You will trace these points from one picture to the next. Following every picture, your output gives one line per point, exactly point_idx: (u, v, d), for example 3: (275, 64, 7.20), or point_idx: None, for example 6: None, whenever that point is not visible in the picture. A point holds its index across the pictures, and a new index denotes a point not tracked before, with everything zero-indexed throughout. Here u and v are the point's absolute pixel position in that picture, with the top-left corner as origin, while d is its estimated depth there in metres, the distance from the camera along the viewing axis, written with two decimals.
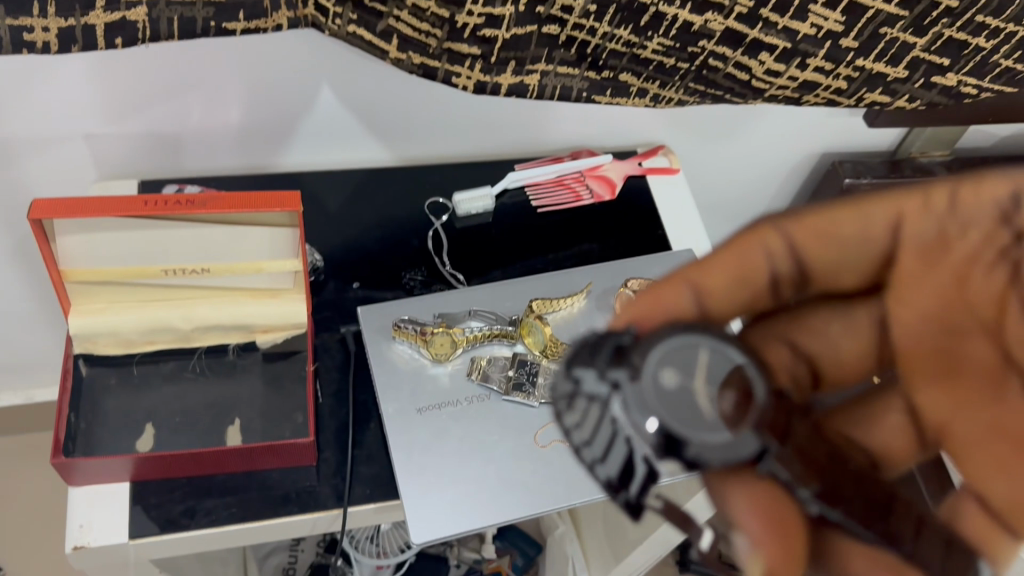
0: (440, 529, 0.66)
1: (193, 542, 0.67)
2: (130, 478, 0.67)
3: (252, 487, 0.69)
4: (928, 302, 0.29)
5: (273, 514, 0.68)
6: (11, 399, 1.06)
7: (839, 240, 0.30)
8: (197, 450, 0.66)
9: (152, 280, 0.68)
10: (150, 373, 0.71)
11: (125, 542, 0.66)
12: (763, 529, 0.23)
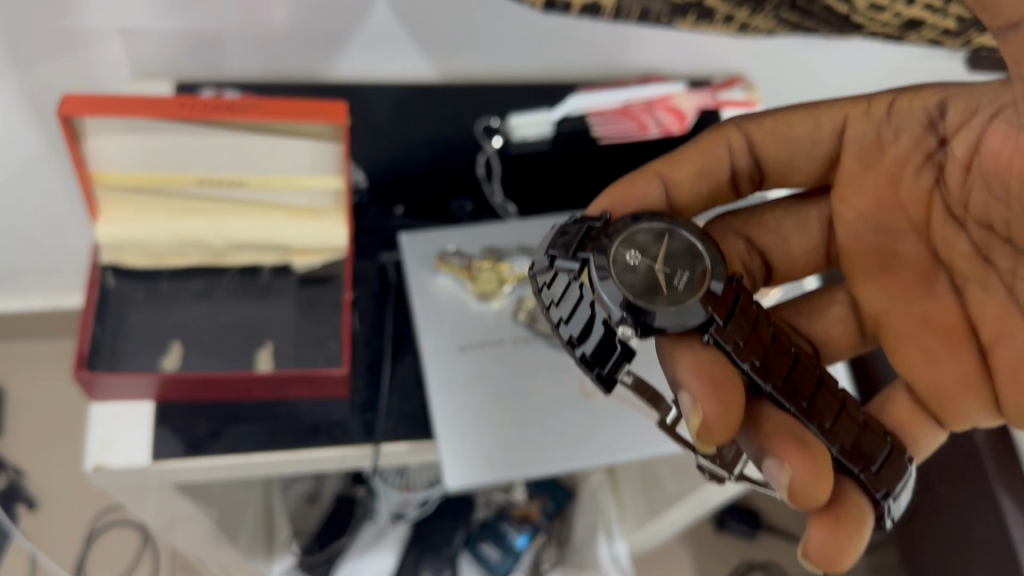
0: (477, 474, 0.63)
1: (215, 470, 0.64)
2: (154, 398, 0.63)
3: (279, 416, 0.65)
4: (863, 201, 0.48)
5: (302, 446, 0.64)
6: (38, 303, 1.01)
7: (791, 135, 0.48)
8: (226, 374, 0.62)
9: (185, 189, 0.63)
10: (179, 289, 0.67)
11: (146, 466, 0.61)
12: (701, 384, 0.39)
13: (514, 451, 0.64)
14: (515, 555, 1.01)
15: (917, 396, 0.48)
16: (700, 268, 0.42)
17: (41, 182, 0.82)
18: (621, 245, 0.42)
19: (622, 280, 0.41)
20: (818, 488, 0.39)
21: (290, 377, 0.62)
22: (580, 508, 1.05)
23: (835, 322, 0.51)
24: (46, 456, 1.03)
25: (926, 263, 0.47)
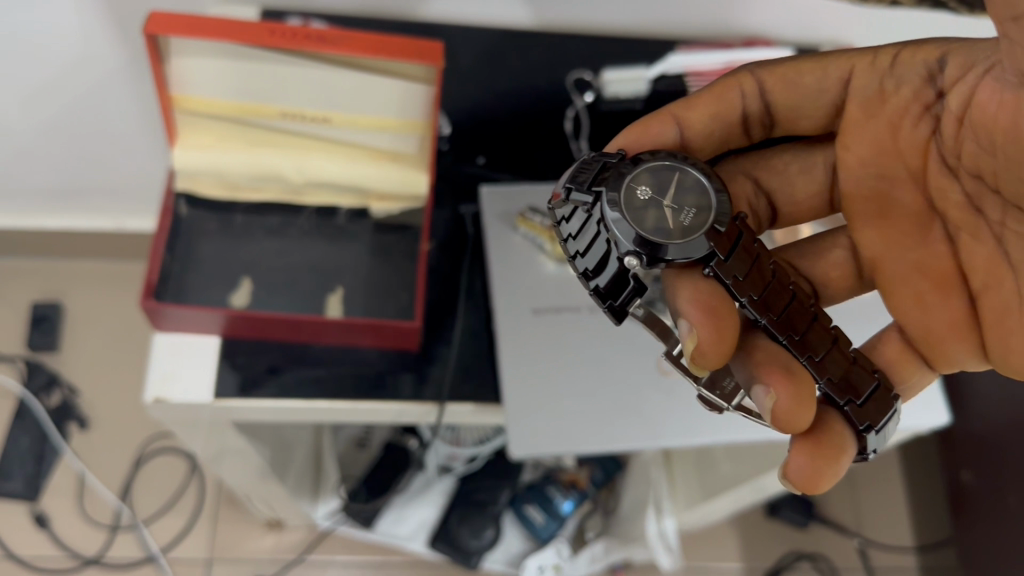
0: (542, 444, 0.60)
1: (277, 413, 0.62)
2: (220, 334, 0.61)
3: (347, 363, 0.63)
4: (865, 147, 0.46)
5: (366, 397, 0.62)
6: (102, 224, 1.01)
7: (802, 85, 0.47)
8: (296, 316, 0.60)
9: (266, 122, 0.60)
10: (253, 224, 0.65)
11: (208, 403, 0.60)
12: (699, 311, 0.39)
13: (581, 423, 0.61)
14: (560, 520, 1.00)
15: (907, 338, 0.47)
16: (703, 200, 0.41)
17: (117, 98, 0.81)
18: (632, 180, 0.41)
19: (632, 216, 0.40)
20: (802, 414, 0.38)
21: (364, 325, 0.60)
22: (630, 480, 1.02)
23: (834, 265, 0.49)
24: (101, 377, 1.04)
25: (923, 211, 0.46)
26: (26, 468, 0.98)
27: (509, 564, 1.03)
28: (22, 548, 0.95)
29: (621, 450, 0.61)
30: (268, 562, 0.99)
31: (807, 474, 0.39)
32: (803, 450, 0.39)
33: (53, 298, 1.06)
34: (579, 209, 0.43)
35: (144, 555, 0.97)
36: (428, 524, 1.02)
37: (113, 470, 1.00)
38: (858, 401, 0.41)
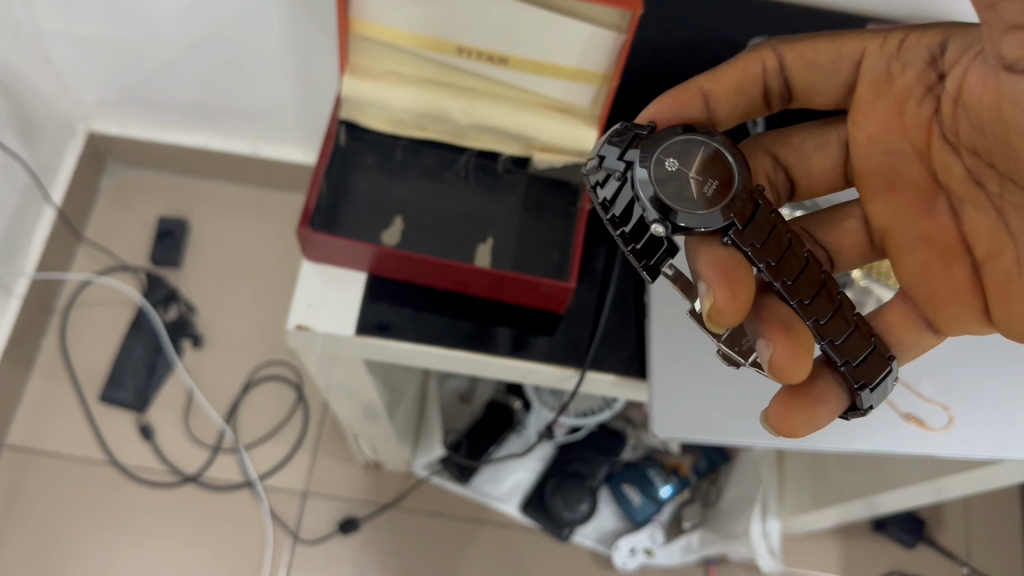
0: (691, 431, 0.54)
1: (416, 357, 0.60)
2: (367, 271, 0.59)
3: (489, 319, 0.59)
4: (875, 125, 0.47)
5: (507, 354, 0.58)
6: (238, 146, 1.05)
7: (818, 63, 0.48)
8: (444, 260, 0.56)
9: (440, 57, 0.57)
10: (410, 162, 0.63)
11: (348, 338, 0.58)
12: (716, 277, 0.40)
13: (743, 417, 0.54)
14: (658, 504, 0.98)
15: (915, 299, 0.46)
16: (724, 172, 0.41)
17: (269, 41, 0.83)
18: (659, 152, 0.40)
19: (662, 188, 0.39)
20: (793, 371, 0.40)
21: (512, 280, 0.56)
22: (734, 475, 1.00)
23: (848, 236, 0.50)
24: (220, 299, 1.09)
25: (927, 183, 0.46)
26: (138, 380, 1.03)
27: (599, 540, 1.01)
28: (127, 458, 1.01)
29: (774, 447, 0.55)
30: (357, 502, 1.01)
31: (782, 423, 0.41)
32: (781, 402, 0.41)
33: (181, 216, 1.12)
34: (607, 175, 0.42)
35: (242, 479, 1.01)
36: (522, 487, 1.02)
37: (220, 391, 1.05)
38: (853, 362, 0.42)
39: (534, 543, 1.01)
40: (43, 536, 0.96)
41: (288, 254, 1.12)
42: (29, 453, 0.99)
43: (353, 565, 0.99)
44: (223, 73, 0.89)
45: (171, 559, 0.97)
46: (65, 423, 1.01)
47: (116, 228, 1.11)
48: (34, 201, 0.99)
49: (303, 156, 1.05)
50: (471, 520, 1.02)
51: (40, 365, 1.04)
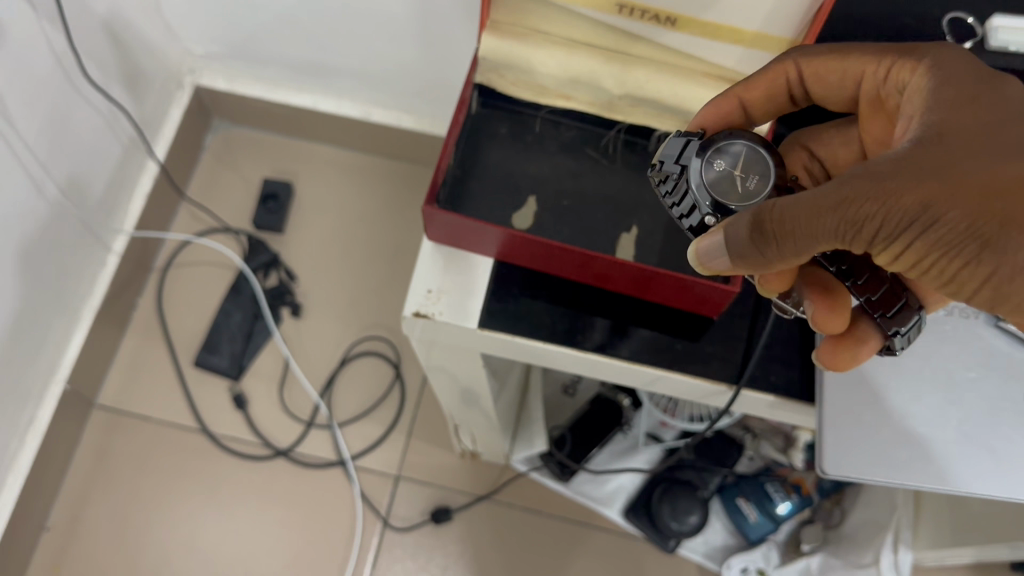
0: (866, 468, 0.45)
1: (545, 356, 0.52)
2: (496, 256, 0.52)
3: (631, 319, 0.52)
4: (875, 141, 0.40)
5: (648, 362, 0.50)
6: (348, 109, 1.00)
7: (822, 83, 0.39)
8: (583, 250, 0.47)
9: (599, 15, 0.49)
10: (548, 135, 0.55)
11: (472, 331, 0.50)
12: None
13: (931, 455, 0.45)
14: (776, 523, 0.90)
15: None
16: (765, 172, 0.38)
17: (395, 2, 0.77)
18: (710, 154, 0.38)
19: (714, 192, 0.37)
20: (835, 326, 0.39)
21: (666, 277, 0.46)
22: (862, 497, 0.89)
23: None
24: (320, 267, 1.05)
25: None
26: (235, 346, 1.00)
27: (708, 555, 0.94)
28: (219, 427, 0.97)
29: (980, 497, 0.44)
30: (451, 491, 0.96)
31: (829, 363, 0.40)
32: (828, 343, 0.40)
33: (287, 179, 1.08)
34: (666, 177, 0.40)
35: (335, 458, 0.96)
36: (626, 490, 0.95)
37: (316, 363, 1.00)
38: (888, 313, 0.38)
39: (633, 550, 0.94)
40: (131, 501, 0.94)
41: (392, 225, 1.07)
42: (122, 414, 0.97)
43: (443, 558, 0.93)
44: (336, 33, 0.84)
45: (258, 535, 0.93)
46: (159, 386, 0.99)
47: (220, 187, 1.08)
48: (138, 156, 0.96)
49: (414, 124, 0.99)
50: (574, 521, 0.96)
51: (137, 325, 1.02)
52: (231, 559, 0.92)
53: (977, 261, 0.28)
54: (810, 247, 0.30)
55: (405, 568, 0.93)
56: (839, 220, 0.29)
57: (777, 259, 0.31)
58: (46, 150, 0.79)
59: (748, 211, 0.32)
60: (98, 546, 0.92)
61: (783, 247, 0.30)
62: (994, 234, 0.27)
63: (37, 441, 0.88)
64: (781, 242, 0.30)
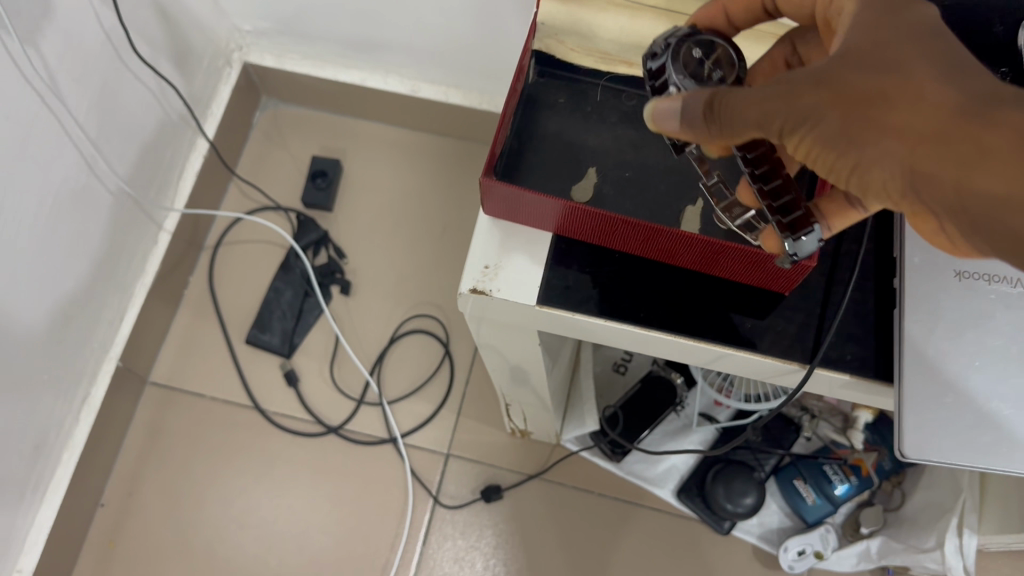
0: (946, 451, 0.44)
1: (604, 334, 0.51)
2: (554, 230, 0.51)
3: (695, 295, 0.50)
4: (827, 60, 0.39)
5: (713, 341, 0.49)
6: (396, 86, 0.99)
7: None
8: (647, 223, 0.46)
9: None
10: (609, 103, 0.53)
11: (531, 308, 0.49)
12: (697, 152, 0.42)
13: (1012, 439, 0.44)
14: (834, 505, 0.88)
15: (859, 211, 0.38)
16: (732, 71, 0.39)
17: None
18: (695, 47, 0.39)
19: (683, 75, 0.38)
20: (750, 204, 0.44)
21: (735, 252, 0.45)
22: (922, 480, 0.86)
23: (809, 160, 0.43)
24: (369, 245, 1.04)
25: None
26: (286, 324, 1.00)
27: (763, 537, 0.92)
28: (271, 404, 0.98)
29: None
30: (502, 469, 0.95)
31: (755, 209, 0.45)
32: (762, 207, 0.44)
33: (336, 157, 1.08)
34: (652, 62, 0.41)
35: (386, 435, 0.96)
36: (679, 470, 0.94)
37: (366, 341, 1.00)
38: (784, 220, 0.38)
39: (685, 529, 0.93)
40: (184, 477, 0.95)
41: (440, 201, 1.06)
42: (175, 391, 0.98)
43: (494, 536, 0.93)
44: (382, 7, 0.83)
45: (310, 511, 0.94)
46: (211, 363, 1.00)
47: (270, 165, 1.08)
48: (188, 133, 0.96)
49: (462, 99, 0.98)
50: (627, 501, 0.94)
51: (189, 303, 1.02)
52: (283, 536, 0.93)
53: (845, 160, 0.30)
54: (735, 134, 0.32)
55: (456, 545, 0.93)
56: (752, 117, 0.31)
57: (716, 137, 0.33)
58: (96, 127, 0.79)
59: (702, 91, 0.33)
60: (152, 521, 0.93)
61: (713, 128, 0.32)
62: (864, 136, 0.29)
63: (92, 417, 0.89)
64: (712, 123, 0.32)
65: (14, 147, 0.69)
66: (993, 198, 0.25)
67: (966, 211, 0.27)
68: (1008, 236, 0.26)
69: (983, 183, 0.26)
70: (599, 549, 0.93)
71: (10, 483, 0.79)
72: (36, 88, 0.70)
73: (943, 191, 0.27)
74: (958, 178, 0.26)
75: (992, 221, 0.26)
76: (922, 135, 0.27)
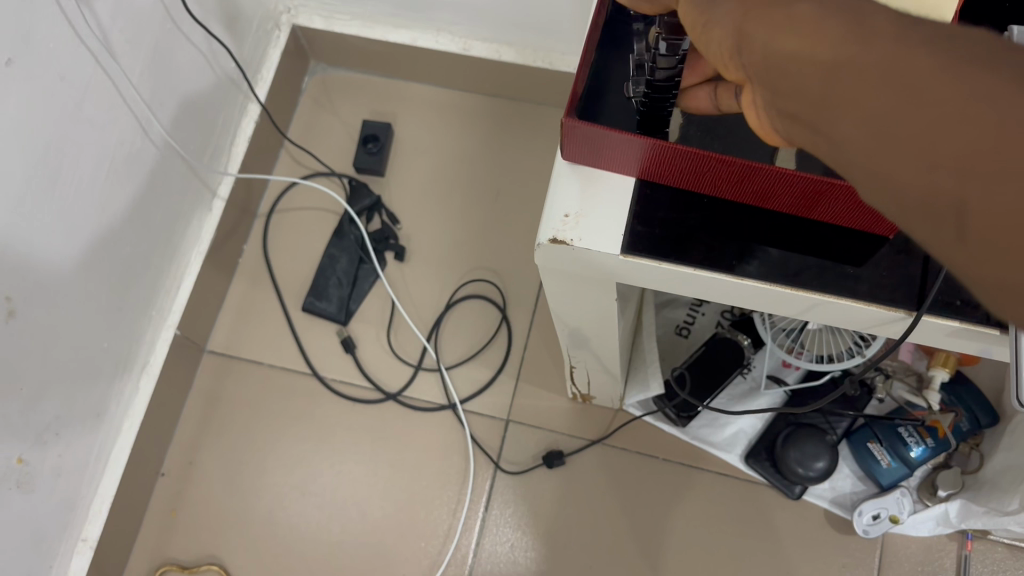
0: None
1: (693, 283, 0.49)
2: (638, 175, 0.48)
3: (791, 241, 0.47)
4: None
5: (813, 288, 0.46)
6: (447, 45, 0.97)
7: None
8: (745, 162, 0.43)
9: None
10: None
11: (616, 258, 0.47)
12: None
13: None
14: (910, 468, 0.85)
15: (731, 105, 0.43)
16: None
17: None
18: None
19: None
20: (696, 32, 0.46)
21: (841, 189, 0.42)
22: (1004, 441, 0.83)
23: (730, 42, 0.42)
24: (422, 210, 1.03)
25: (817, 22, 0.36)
26: (341, 291, 0.99)
27: (836, 501, 0.90)
28: (329, 371, 0.97)
29: None
30: (563, 435, 0.93)
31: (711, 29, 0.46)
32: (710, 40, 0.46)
33: (386, 120, 1.06)
34: None
35: (445, 402, 0.95)
36: (747, 434, 0.91)
37: (422, 306, 0.98)
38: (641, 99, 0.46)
39: (753, 494, 0.91)
40: (243, 446, 0.95)
41: (493, 164, 1.04)
42: (232, 360, 0.98)
43: (556, 503, 0.91)
44: None
45: (370, 479, 0.93)
46: (268, 331, 0.99)
47: (320, 131, 1.06)
48: (239, 98, 0.95)
49: (515, 57, 0.95)
50: (692, 466, 0.92)
51: (243, 271, 1.02)
52: (344, 503, 0.92)
53: (700, 23, 0.34)
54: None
55: (518, 512, 0.91)
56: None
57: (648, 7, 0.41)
58: (149, 91, 0.78)
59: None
60: (213, 490, 0.93)
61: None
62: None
63: (152, 385, 0.89)
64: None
65: (71, 109, 0.68)
66: (788, 57, 0.29)
67: (770, 72, 0.30)
68: (798, 96, 0.29)
69: (782, 42, 0.29)
70: (666, 515, 0.91)
71: (73, 452, 0.79)
72: (90, 47, 0.69)
73: (755, 54, 0.31)
74: (762, 40, 0.30)
75: (786, 81, 0.29)
76: (753, 2, 0.31)
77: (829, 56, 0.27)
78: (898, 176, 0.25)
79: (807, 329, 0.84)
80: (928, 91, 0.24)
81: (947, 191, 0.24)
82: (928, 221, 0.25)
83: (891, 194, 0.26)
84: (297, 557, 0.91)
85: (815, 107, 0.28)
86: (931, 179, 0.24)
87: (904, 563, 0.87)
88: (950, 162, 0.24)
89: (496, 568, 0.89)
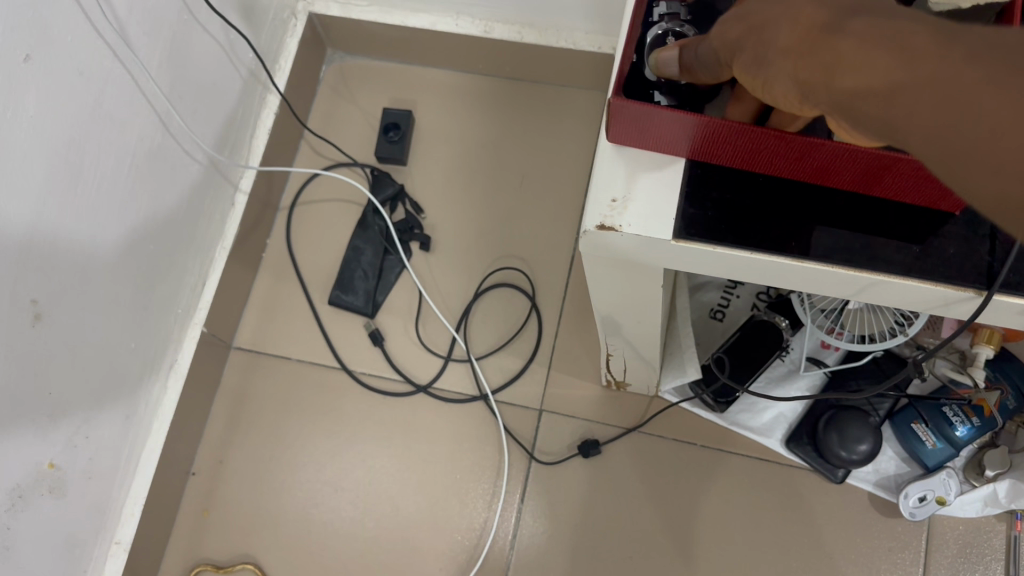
0: None
1: (749, 267, 0.47)
2: (688, 156, 0.46)
3: (850, 221, 0.45)
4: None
5: (877, 271, 0.44)
6: (467, 28, 0.95)
7: None
8: (808, 137, 0.40)
9: None
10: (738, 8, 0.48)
11: (668, 243, 0.45)
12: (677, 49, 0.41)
13: None
14: (956, 448, 0.83)
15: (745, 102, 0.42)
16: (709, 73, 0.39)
17: None
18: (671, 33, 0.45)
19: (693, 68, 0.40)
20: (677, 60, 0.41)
21: (909, 163, 0.39)
22: None
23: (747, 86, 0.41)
24: (446, 198, 1.01)
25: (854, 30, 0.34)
26: (368, 283, 0.97)
27: (881, 483, 0.87)
28: (358, 364, 0.95)
29: None
30: (596, 423, 0.91)
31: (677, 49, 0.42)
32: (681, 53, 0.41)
33: (406, 108, 1.04)
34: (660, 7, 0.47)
35: (476, 393, 0.93)
36: (787, 418, 0.89)
37: (450, 296, 0.97)
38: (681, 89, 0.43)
39: (796, 478, 0.89)
40: (275, 441, 0.94)
41: (517, 149, 1.02)
42: (260, 356, 0.97)
43: (593, 492, 0.90)
44: None
45: (403, 473, 0.92)
46: (295, 325, 0.98)
47: (340, 121, 1.05)
48: (258, 90, 0.93)
49: (537, 38, 0.93)
50: (731, 452, 0.90)
51: (268, 266, 1.01)
52: (379, 496, 0.91)
53: (753, 80, 0.33)
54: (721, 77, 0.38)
55: (555, 502, 0.90)
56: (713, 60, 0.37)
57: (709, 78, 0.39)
58: (169, 84, 0.76)
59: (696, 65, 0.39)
60: (246, 487, 0.92)
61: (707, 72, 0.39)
62: (763, 58, 0.32)
63: (180, 384, 0.87)
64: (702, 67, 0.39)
65: (90, 105, 0.67)
66: (848, 94, 0.28)
67: (837, 105, 0.29)
68: (868, 122, 0.28)
69: (840, 82, 0.28)
70: (707, 500, 0.89)
71: (103, 457, 0.77)
72: (107, 40, 0.67)
73: (821, 93, 0.30)
74: (822, 82, 0.29)
75: (852, 111, 0.29)
76: (796, 47, 0.30)
77: (882, 83, 0.27)
78: (971, 183, 0.25)
79: (848, 309, 0.81)
80: (977, 104, 0.24)
81: (1015, 194, 0.24)
82: (1005, 216, 0.26)
83: (968, 196, 0.26)
84: (333, 552, 0.90)
85: (886, 128, 0.28)
86: (998, 182, 0.25)
87: (951, 545, 0.86)
88: (1014, 168, 0.24)
89: (535, 561, 0.88)
